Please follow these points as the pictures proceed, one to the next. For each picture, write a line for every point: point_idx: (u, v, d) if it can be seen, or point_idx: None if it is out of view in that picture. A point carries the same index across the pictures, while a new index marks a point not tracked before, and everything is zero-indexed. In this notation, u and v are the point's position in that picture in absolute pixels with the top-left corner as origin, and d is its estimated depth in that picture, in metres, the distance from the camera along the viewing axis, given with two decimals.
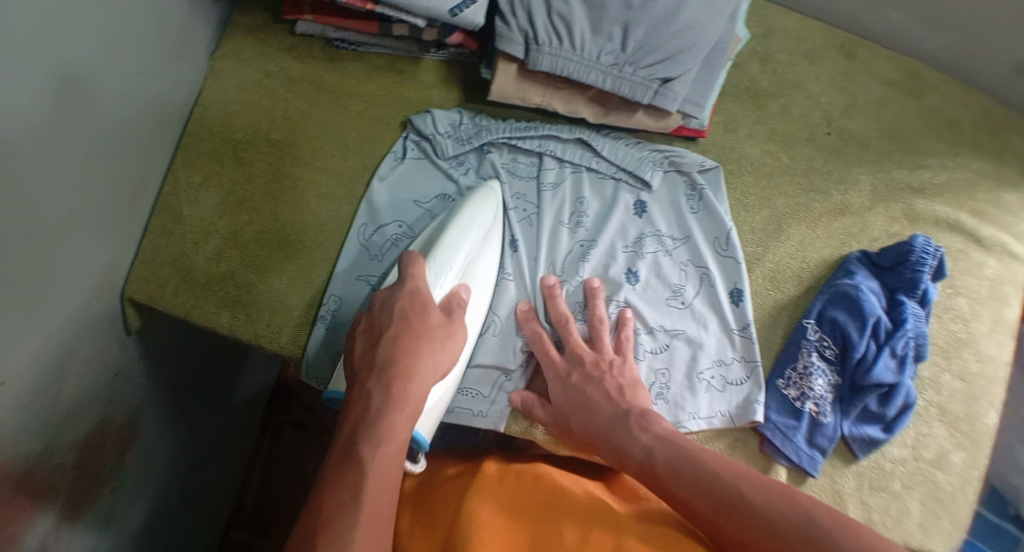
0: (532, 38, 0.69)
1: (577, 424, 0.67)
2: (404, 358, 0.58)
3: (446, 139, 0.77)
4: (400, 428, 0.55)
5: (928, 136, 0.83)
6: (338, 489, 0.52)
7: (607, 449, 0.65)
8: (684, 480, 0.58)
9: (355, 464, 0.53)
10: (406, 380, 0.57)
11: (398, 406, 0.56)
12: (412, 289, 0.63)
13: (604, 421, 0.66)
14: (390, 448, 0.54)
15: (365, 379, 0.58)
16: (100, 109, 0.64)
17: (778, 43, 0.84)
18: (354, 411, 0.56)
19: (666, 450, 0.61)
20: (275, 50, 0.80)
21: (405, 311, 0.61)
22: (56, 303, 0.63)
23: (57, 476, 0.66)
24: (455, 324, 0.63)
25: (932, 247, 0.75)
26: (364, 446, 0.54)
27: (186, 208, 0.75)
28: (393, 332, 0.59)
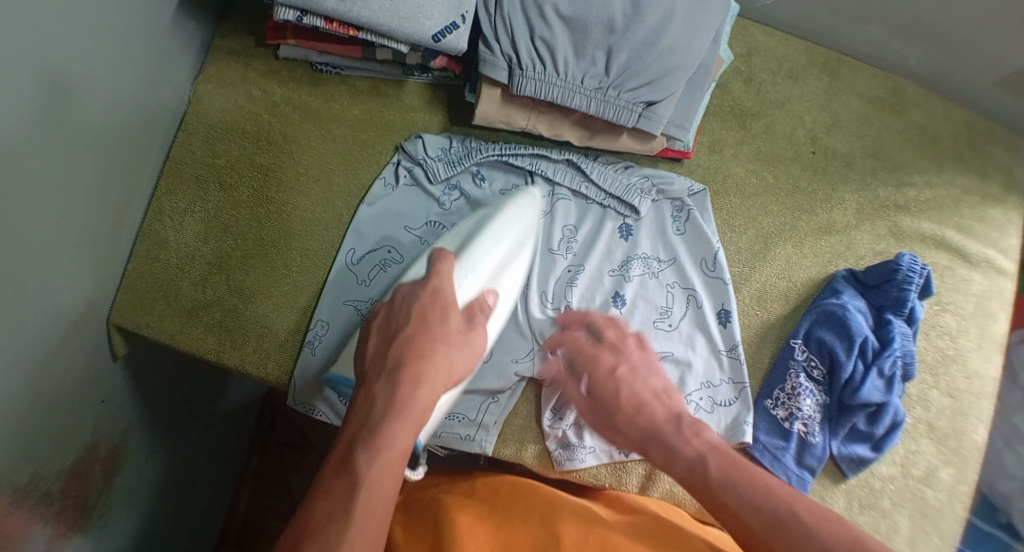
0: (516, 64, 0.69)
1: (619, 420, 0.67)
2: (417, 360, 0.57)
3: (437, 163, 0.77)
4: (400, 436, 0.53)
5: (911, 153, 0.84)
6: (324, 502, 0.51)
7: (653, 449, 0.63)
8: (736, 491, 0.56)
9: (350, 474, 0.51)
10: (415, 382, 0.56)
11: (406, 408, 0.55)
12: (433, 289, 0.62)
13: (649, 421, 0.65)
14: (388, 456, 0.52)
15: (375, 376, 0.57)
16: (81, 141, 0.63)
17: (762, 62, 0.84)
18: (360, 412, 0.55)
19: (715, 457, 0.60)
20: (257, 73, 0.80)
21: (425, 309, 0.61)
22: (40, 336, 0.62)
23: (45, 506, 0.66)
24: (475, 330, 0.62)
25: (918, 265, 0.75)
26: (360, 456, 0.52)
27: (171, 234, 0.74)
28: (410, 331, 0.59)
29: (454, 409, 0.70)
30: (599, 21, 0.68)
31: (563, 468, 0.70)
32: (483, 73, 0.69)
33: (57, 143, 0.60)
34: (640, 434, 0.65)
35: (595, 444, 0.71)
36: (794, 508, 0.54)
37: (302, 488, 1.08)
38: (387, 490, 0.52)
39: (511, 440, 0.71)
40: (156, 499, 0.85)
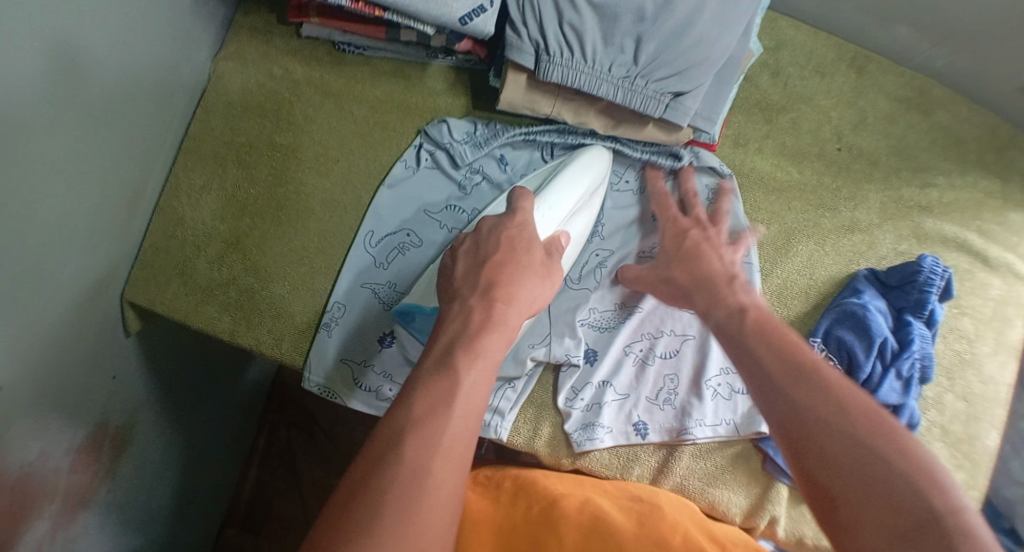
0: (543, 49, 0.68)
1: (679, 268, 0.70)
2: (507, 285, 0.57)
3: (462, 147, 0.76)
4: (495, 348, 0.52)
5: (936, 154, 0.83)
6: (425, 396, 0.48)
7: (698, 295, 0.66)
8: (764, 346, 0.55)
9: (449, 373, 0.49)
10: (505, 305, 0.56)
11: (499, 326, 0.54)
12: (523, 222, 0.64)
13: (705, 271, 0.68)
14: (483, 365, 0.51)
15: (465, 295, 0.56)
16: (99, 114, 0.62)
17: (790, 57, 0.83)
18: (453, 323, 0.54)
19: (757, 317, 0.60)
20: (277, 51, 0.78)
21: (513, 239, 0.61)
22: (54, 310, 0.62)
23: (56, 479, 0.66)
24: (556, 266, 0.64)
25: (940, 267, 0.74)
26: (459, 358, 0.50)
27: (188, 211, 0.74)
28: (499, 257, 0.59)
29: None
30: (630, 8, 0.67)
31: (582, 450, 0.70)
32: (509, 58, 0.69)
33: (76, 114, 0.59)
34: (693, 278, 0.68)
35: (613, 426, 0.71)
36: (819, 369, 0.52)
37: (308, 470, 1.08)
38: (481, 398, 0.50)
39: (525, 428, 0.71)
40: (162, 477, 0.85)
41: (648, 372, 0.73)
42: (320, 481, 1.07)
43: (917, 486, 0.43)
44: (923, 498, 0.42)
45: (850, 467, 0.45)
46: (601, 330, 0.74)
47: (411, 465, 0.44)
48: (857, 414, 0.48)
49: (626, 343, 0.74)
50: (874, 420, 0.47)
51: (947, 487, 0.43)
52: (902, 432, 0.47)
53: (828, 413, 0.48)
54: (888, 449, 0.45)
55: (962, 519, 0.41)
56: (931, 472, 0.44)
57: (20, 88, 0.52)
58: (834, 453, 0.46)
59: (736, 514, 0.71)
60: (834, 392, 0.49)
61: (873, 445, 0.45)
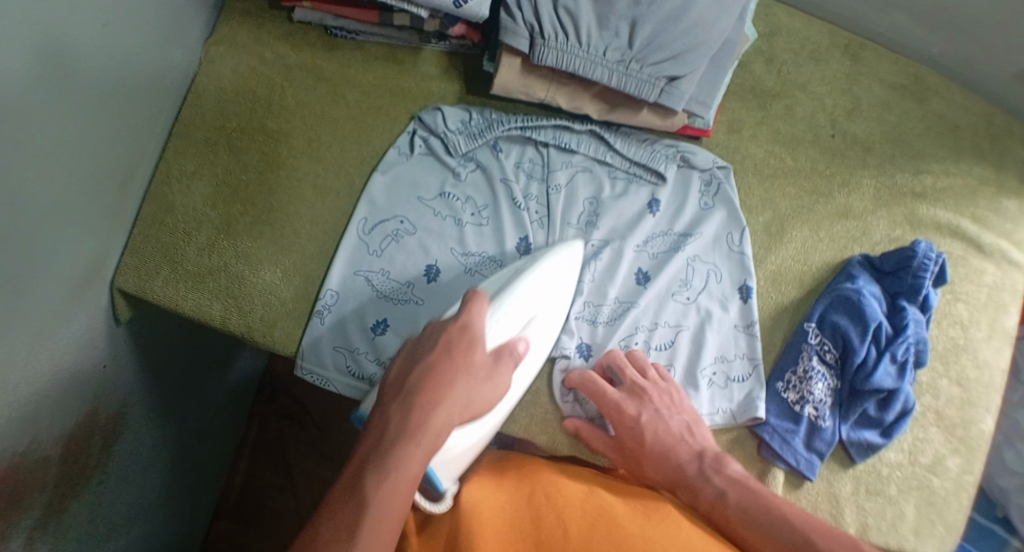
0: (538, 33, 0.67)
1: (646, 465, 0.67)
2: (439, 394, 0.55)
3: (458, 135, 0.76)
4: (414, 463, 0.51)
5: (929, 140, 0.83)
6: (330, 526, 0.49)
7: (680, 493, 0.66)
8: (755, 523, 0.61)
9: (356, 499, 0.50)
10: (433, 411, 0.54)
11: (420, 437, 0.52)
12: (463, 324, 0.58)
13: (676, 468, 0.66)
14: (399, 481, 0.50)
15: (389, 402, 0.55)
16: (88, 96, 0.61)
17: (784, 43, 0.83)
18: (370, 437, 0.53)
19: (737, 496, 0.63)
20: (270, 36, 0.78)
21: (449, 342, 0.57)
22: (44, 294, 0.61)
23: (42, 470, 0.65)
24: (501, 369, 0.59)
25: (934, 253, 0.74)
26: (369, 480, 0.50)
27: (178, 198, 0.73)
28: (432, 360, 0.56)
29: None
30: None
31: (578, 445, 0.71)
32: (504, 41, 0.68)
33: (66, 94, 0.59)
34: (668, 478, 0.66)
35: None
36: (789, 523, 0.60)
37: (300, 462, 1.07)
38: (397, 514, 0.50)
39: (520, 414, 0.71)
40: (155, 468, 0.84)
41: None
42: (313, 473, 1.06)
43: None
44: None
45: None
46: (595, 322, 0.73)
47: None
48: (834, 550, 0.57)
49: (624, 336, 0.72)
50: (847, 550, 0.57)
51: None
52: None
53: None
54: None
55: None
56: None
57: (10, 64, 0.52)
58: None
59: None
60: None
61: None
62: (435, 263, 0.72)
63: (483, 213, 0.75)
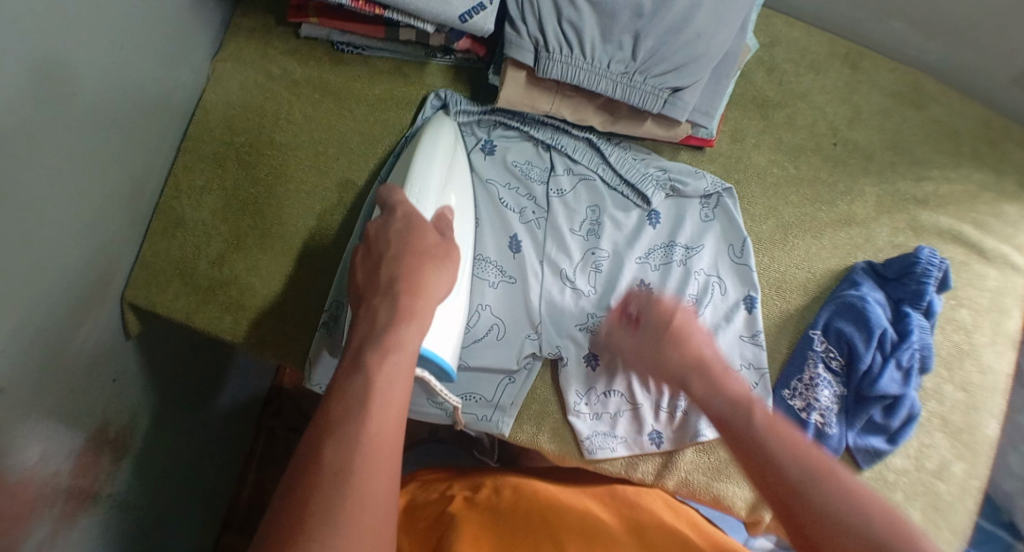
0: (543, 46, 0.69)
1: (664, 350, 0.61)
2: (409, 274, 0.54)
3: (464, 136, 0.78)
4: (409, 340, 0.50)
5: (929, 147, 0.84)
6: (339, 397, 0.46)
7: (695, 381, 0.57)
8: (767, 442, 0.48)
9: (360, 375, 0.47)
10: (414, 294, 0.52)
11: (409, 317, 0.51)
12: (405, 215, 0.60)
13: (695, 355, 0.59)
14: (399, 362, 0.48)
15: (371, 296, 0.54)
16: (97, 114, 0.62)
17: (785, 52, 0.84)
18: (362, 326, 0.51)
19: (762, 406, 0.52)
20: (277, 52, 0.79)
21: (401, 231, 0.58)
22: (55, 311, 0.62)
23: (54, 485, 0.65)
24: (454, 251, 0.59)
25: (937, 259, 0.75)
26: (368, 363, 0.48)
27: (187, 212, 0.74)
28: (392, 252, 0.56)
29: (470, 390, 0.71)
30: (627, 5, 0.68)
31: (593, 456, 0.71)
32: (509, 55, 0.69)
33: (73, 112, 0.59)
34: (683, 363, 0.59)
35: (625, 435, 0.72)
36: (832, 477, 0.45)
37: None
38: (400, 398, 0.47)
39: (528, 425, 0.72)
40: (163, 480, 0.85)
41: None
42: None
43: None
44: None
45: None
46: (601, 332, 0.73)
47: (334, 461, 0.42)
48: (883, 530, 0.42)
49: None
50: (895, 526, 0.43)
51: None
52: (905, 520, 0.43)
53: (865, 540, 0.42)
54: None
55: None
56: None
57: (14, 82, 0.52)
58: None
59: (742, 507, 0.71)
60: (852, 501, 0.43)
61: None
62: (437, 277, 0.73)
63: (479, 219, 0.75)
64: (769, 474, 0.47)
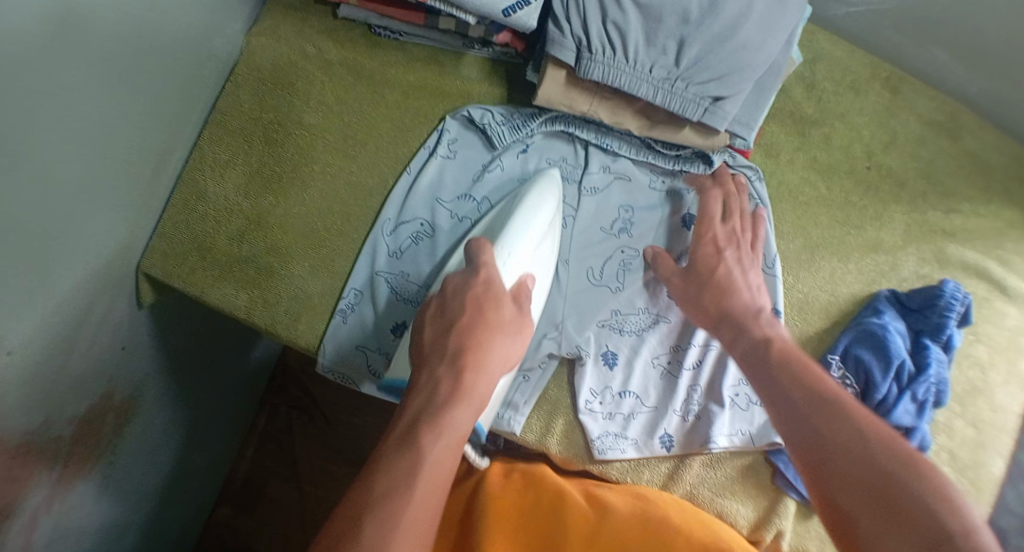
0: (585, 46, 0.68)
1: (708, 295, 0.71)
2: (476, 351, 0.59)
3: (501, 128, 0.76)
4: (464, 420, 0.56)
5: (960, 179, 0.83)
6: (387, 476, 0.52)
7: (725, 326, 0.69)
8: (781, 382, 0.61)
9: (412, 451, 0.53)
10: (478, 372, 0.58)
11: (467, 398, 0.56)
12: (485, 280, 0.63)
13: (733, 304, 0.70)
14: (448, 441, 0.54)
15: (434, 363, 0.58)
16: (127, 80, 0.61)
17: (826, 70, 0.84)
18: (421, 393, 0.57)
19: (781, 347, 0.65)
20: (313, 31, 0.78)
21: (476, 298, 0.62)
22: (68, 276, 0.61)
23: (52, 451, 0.64)
24: (524, 325, 0.64)
25: (961, 294, 0.74)
26: (425, 437, 0.54)
27: (210, 186, 0.73)
28: (466, 320, 0.60)
29: None
30: (674, 11, 0.67)
31: (604, 457, 0.70)
32: (550, 53, 0.69)
33: (103, 75, 0.58)
34: (721, 309, 0.70)
35: (636, 437, 0.71)
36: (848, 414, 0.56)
37: (306, 454, 1.07)
38: (446, 470, 0.54)
39: (537, 425, 0.71)
40: (163, 452, 0.84)
41: (678, 381, 0.72)
42: (320, 467, 1.06)
43: (947, 527, 0.48)
44: (939, 518, 0.48)
45: (873, 507, 0.51)
46: (623, 331, 0.73)
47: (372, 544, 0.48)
48: (883, 450, 0.53)
49: (653, 349, 0.73)
50: (912, 463, 0.52)
51: (964, 512, 0.49)
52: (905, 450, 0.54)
53: (858, 456, 0.53)
54: (915, 493, 0.50)
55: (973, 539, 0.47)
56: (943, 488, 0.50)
57: (43, 41, 0.51)
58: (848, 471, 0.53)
59: (743, 525, 0.70)
60: (858, 440, 0.54)
61: (891, 475, 0.52)
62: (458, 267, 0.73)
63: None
64: (781, 407, 0.60)
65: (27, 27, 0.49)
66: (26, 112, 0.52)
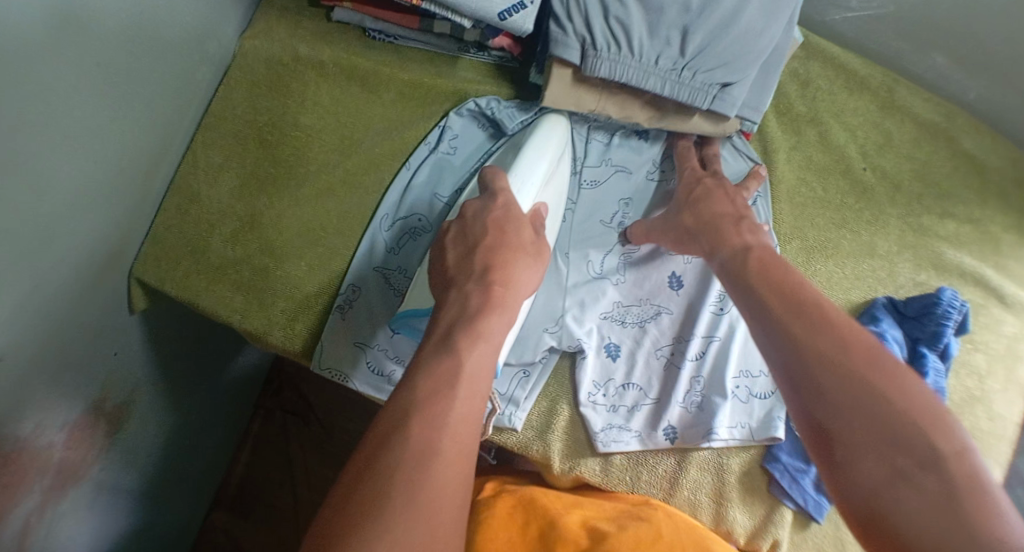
0: (590, 44, 0.67)
1: (696, 209, 0.70)
2: (504, 267, 0.58)
3: (507, 112, 0.75)
4: (494, 327, 0.54)
5: (956, 182, 0.83)
6: (428, 375, 0.49)
7: (705, 235, 0.67)
8: (763, 289, 0.58)
9: (452, 351, 0.51)
10: (505, 286, 0.57)
11: (498, 308, 0.55)
12: (506, 202, 0.63)
13: (717, 214, 0.68)
14: (486, 345, 0.52)
15: (464, 279, 0.57)
16: (119, 81, 0.61)
17: (820, 68, 0.83)
18: (452, 306, 0.55)
19: (760, 255, 0.62)
20: (308, 32, 0.77)
21: (497, 220, 0.61)
22: (59, 280, 0.61)
23: (43, 457, 0.64)
24: (546, 247, 0.63)
25: (958, 302, 0.73)
26: (461, 337, 0.52)
27: (204, 189, 0.72)
28: (489, 240, 0.60)
29: None
30: (676, 0, 0.67)
31: (608, 450, 0.69)
32: (554, 53, 0.68)
33: (96, 77, 0.58)
34: (705, 219, 0.68)
35: (639, 429, 0.71)
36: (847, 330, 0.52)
37: (300, 457, 1.06)
38: (485, 375, 0.51)
39: (537, 420, 0.70)
40: (158, 455, 0.84)
41: (679, 371, 0.72)
42: (314, 471, 1.06)
43: (930, 437, 0.46)
44: (924, 431, 0.46)
45: (852, 409, 0.48)
46: (625, 323, 0.73)
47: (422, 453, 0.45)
48: (865, 358, 0.50)
49: (654, 340, 0.73)
50: (890, 365, 0.50)
51: (950, 426, 0.47)
52: (887, 355, 0.51)
53: (839, 360, 0.51)
54: (896, 401, 0.48)
55: (966, 466, 0.45)
56: (925, 399, 0.48)
57: (31, 41, 0.51)
58: (830, 379, 0.50)
59: (740, 534, 0.69)
60: (841, 343, 0.51)
61: (872, 380, 0.49)
62: None
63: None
64: (760, 310, 0.57)
65: (13, 27, 0.48)
66: (16, 113, 0.51)
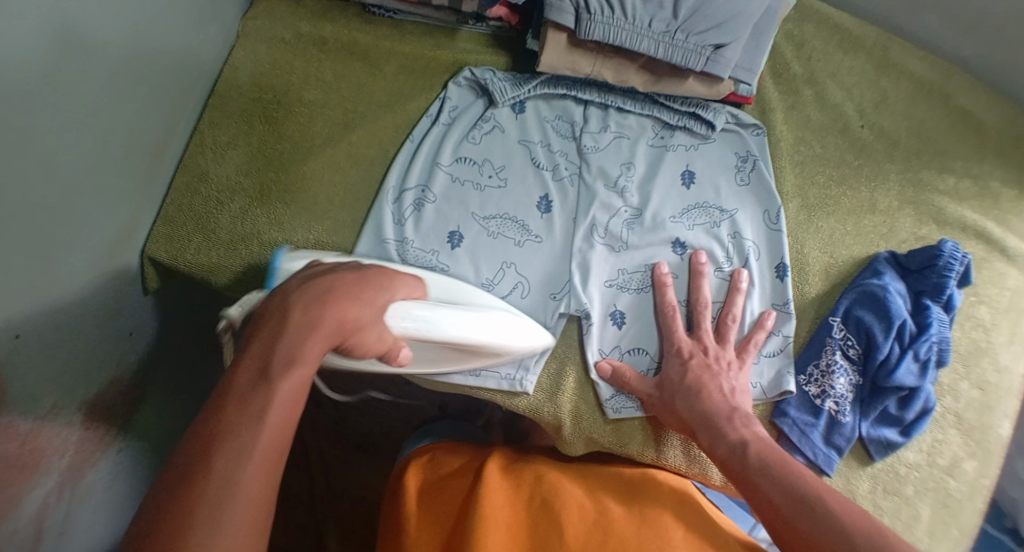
0: (584, 8, 0.69)
1: (680, 402, 0.67)
2: (335, 306, 0.50)
3: (503, 83, 0.77)
4: (316, 353, 0.47)
5: (953, 138, 0.83)
6: (238, 406, 0.43)
7: (700, 433, 0.66)
8: (755, 477, 0.60)
9: (269, 380, 0.44)
10: (332, 312, 0.50)
11: (318, 334, 0.48)
12: (355, 266, 0.57)
13: (708, 408, 0.66)
14: (303, 371, 0.45)
15: (285, 314, 0.48)
16: (125, 60, 0.62)
17: (815, 29, 0.84)
18: (265, 334, 0.47)
19: (743, 416, 0.65)
20: (308, 11, 0.79)
21: (345, 273, 0.54)
22: (74, 257, 0.62)
23: (64, 435, 0.65)
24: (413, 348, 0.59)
25: (960, 252, 0.74)
26: (277, 366, 0.45)
27: (211, 167, 0.73)
28: (326, 282, 0.51)
29: None
30: None
31: (618, 416, 0.71)
32: (549, 18, 0.70)
33: (104, 55, 0.59)
34: (696, 416, 0.66)
35: None
36: (800, 476, 0.58)
37: None
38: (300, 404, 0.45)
39: (547, 383, 0.71)
40: (170, 439, 0.85)
41: None
42: None
43: None
44: None
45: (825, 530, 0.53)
46: (629, 289, 0.74)
47: (227, 472, 0.39)
48: (831, 502, 0.54)
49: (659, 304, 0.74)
50: (865, 525, 0.52)
51: None
52: (859, 513, 0.53)
53: (816, 509, 0.54)
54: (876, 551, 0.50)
55: None
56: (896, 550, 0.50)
57: (43, 17, 0.52)
58: (803, 524, 0.54)
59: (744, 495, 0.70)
60: (804, 503, 0.55)
61: (828, 512, 0.54)
62: (458, 230, 0.73)
63: (508, 179, 0.75)
64: (738, 464, 0.61)
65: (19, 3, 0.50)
66: (33, 88, 0.53)
